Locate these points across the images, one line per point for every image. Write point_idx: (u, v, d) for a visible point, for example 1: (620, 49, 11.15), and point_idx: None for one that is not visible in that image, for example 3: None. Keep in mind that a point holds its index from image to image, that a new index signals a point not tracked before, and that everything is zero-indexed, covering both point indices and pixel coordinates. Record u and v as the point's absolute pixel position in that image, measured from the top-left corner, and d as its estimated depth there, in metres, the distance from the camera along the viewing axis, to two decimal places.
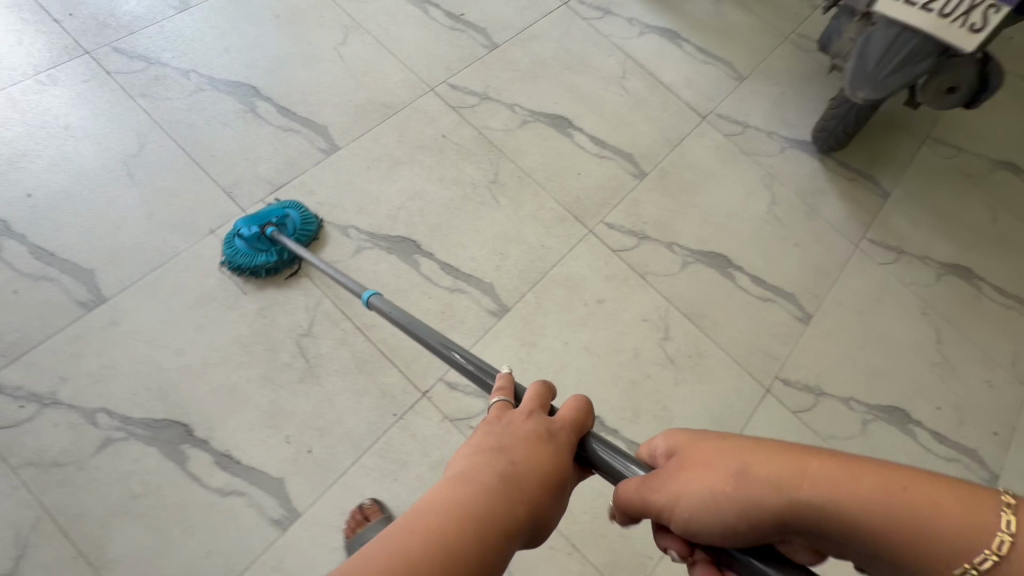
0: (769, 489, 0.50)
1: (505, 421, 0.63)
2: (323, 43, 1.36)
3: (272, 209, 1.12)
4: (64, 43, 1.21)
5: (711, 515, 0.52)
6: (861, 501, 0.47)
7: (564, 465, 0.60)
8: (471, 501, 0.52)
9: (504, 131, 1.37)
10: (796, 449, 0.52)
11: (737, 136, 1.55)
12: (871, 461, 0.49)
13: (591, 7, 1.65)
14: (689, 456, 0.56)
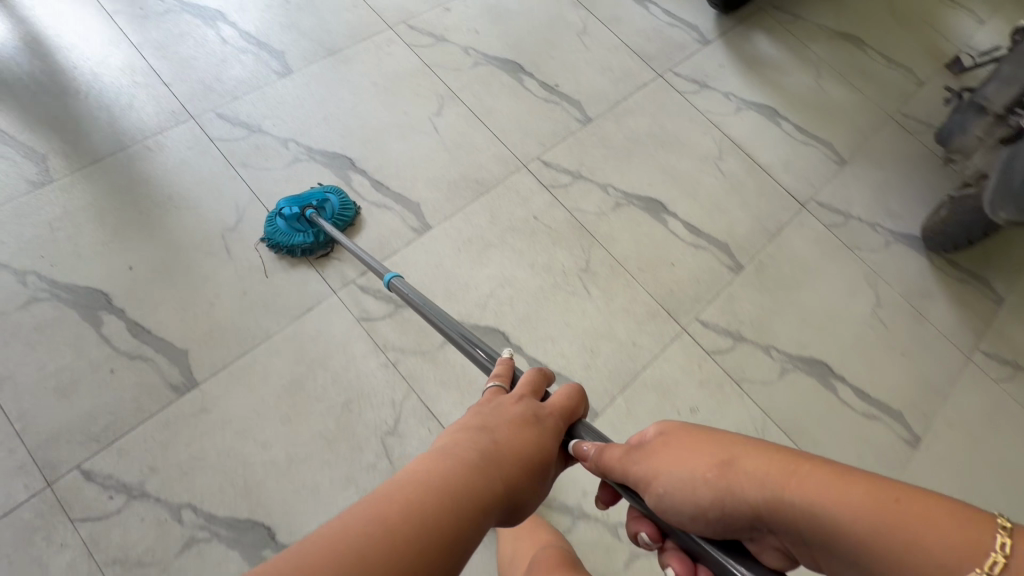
0: (750, 481, 0.57)
1: (497, 404, 0.74)
2: (418, 113, 1.34)
3: (313, 192, 1.17)
4: (172, 108, 1.23)
5: (685, 498, 0.61)
6: (846, 506, 0.51)
7: (548, 443, 0.71)
8: (456, 466, 0.60)
9: (597, 215, 1.32)
10: (786, 453, 0.57)
11: (839, 227, 1.44)
12: (867, 475, 0.52)
13: (688, 80, 1.57)
14: (677, 445, 0.64)
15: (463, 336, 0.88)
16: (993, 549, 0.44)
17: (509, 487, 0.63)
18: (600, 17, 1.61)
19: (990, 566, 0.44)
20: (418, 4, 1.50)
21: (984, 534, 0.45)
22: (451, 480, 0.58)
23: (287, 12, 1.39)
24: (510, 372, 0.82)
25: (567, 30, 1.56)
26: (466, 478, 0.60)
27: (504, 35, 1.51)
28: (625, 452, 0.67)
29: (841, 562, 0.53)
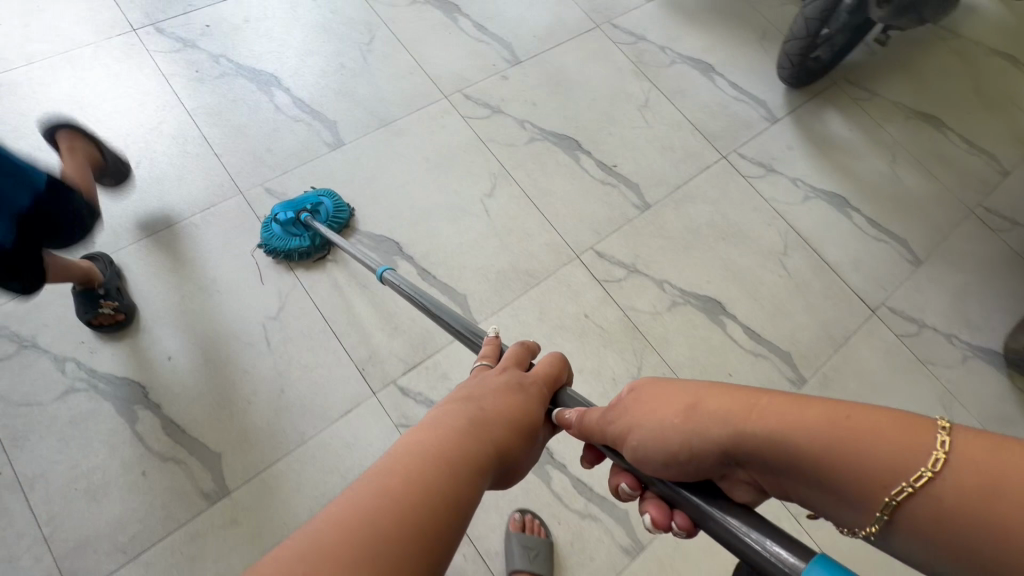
0: (716, 420, 0.55)
1: (481, 377, 0.72)
2: (469, 192, 1.29)
3: (307, 196, 1.18)
4: (220, 181, 1.18)
5: (658, 444, 0.58)
6: (804, 428, 0.49)
7: (535, 410, 0.70)
8: (450, 435, 0.58)
9: (651, 314, 1.23)
10: (745, 390, 0.55)
11: (912, 338, 1.32)
12: (820, 395, 0.51)
13: (753, 162, 1.48)
14: (644, 396, 0.62)
15: (466, 328, 0.84)
16: (933, 447, 0.44)
17: (501, 451, 0.62)
18: (663, 89, 1.53)
19: (933, 465, 0.44)
20: (475, 72, 1.43)
21: (926, 436, 0.45)
22: (447, 449, 0.56)
23: (344, 79, 1.36)
24: (496, 349, 0.81)
25: (628, 103, 1.48)
26: (460, 445, 0.58)
27: (562, 108, 1.44)
28: (600, 412, 0.65)
29: (809, 489, 0.51)
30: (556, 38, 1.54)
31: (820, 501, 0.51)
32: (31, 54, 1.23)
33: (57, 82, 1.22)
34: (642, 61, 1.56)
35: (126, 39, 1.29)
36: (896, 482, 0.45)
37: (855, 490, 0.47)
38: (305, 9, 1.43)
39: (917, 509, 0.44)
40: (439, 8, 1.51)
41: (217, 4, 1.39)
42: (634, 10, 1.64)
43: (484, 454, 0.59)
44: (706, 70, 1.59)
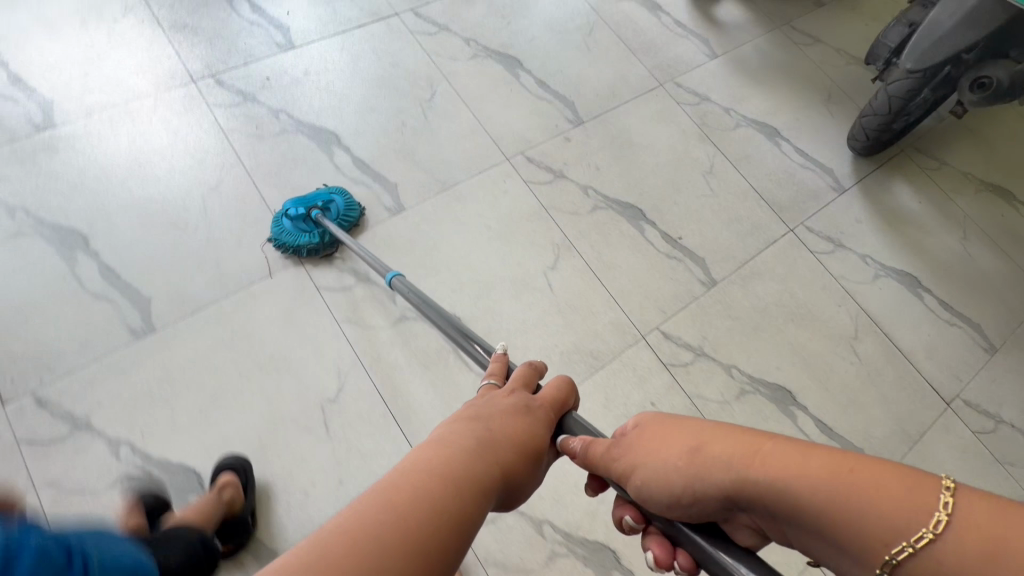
0: (720, 465, 0.53)
1: (488, 397, 0.71)
2: (531, 263, 1.23)
3: (318, 193, 1.16)
4: (281, 248, 1.14)
5: (661, 484, 0.57)
6: (806, 478, 0.48)
7: (541, 435, 0.68)
8: (457, 455, 0.57)
9: (720, 403, 1.17)
10: (750, 434, 0.54)
11: (989, 436, 1.25)
12: (825, 446, 0.49)
13: (821, 237, 1.42)
14: (650, 434, 0.61)
15: (460, 332, 0.90)
16: (936, 508, 0.43)
17: (508, 472, 0.61)
18: (728, 155, 1.48)
19: (934, 526, 0.43)
20: (537, 133, 1.39)
21: (930, 495, 0.44)
22: (455, 470, 0.55)
23: (404, 137, 1.31)
24: (503, 367, 0.80)
25: (692, 170, 1.43)
26: (467, 465, 0.57)
27: (626, 173, 1.39)
28: (603, 446, 0.64)
29: (811, 540, 0.50)
30: (619, 97, 1.49)
31: (819, 551, 0.50)
32: (90, 105, 1.19)
33: (117, 137, 1.18)
34: (706, 124, 1.51)
35: (187, 91, 1.25)
36: (897, 541, 0.44)
37: (855, 545, 0.46)
38: (365, 61, 1.38)
39: (916, 571, 0.43)
40: (501, 62, 1.46)
41: (278, 54, 1.34)
42: (697, 67, 1.59)
43: (491, 476, 0.58)
44: (772, 135, 1.54)
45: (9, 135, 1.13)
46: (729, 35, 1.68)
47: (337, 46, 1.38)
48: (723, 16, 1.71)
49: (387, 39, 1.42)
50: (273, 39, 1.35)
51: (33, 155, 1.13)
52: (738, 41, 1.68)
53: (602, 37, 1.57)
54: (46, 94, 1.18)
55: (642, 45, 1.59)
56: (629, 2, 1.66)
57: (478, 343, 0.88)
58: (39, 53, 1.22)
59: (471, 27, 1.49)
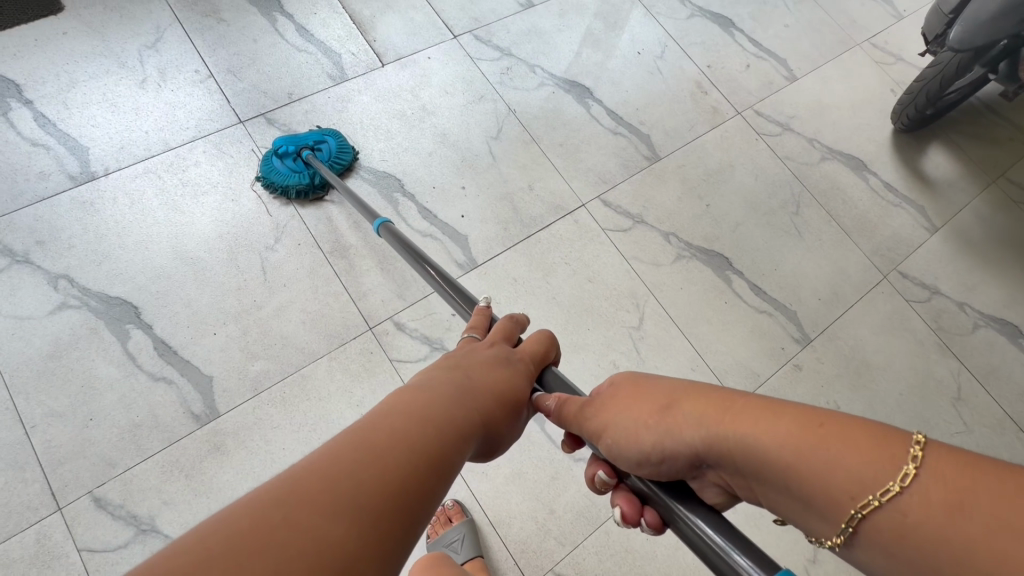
0: (686, 421, 0.46)
1: (467, 347, 0.61)
2: (790, 558, 1.00)
3: (310, 133, 1.13)
4: (508, 573, 0.91)
5: (630, 445, 0.50)
6: (770, 435, 0.41)
7: (520, 388, 0.58)
8: (433, 397, 0.49)
9: None
10: (723, 388, 0.47)
11: None
12: (795, 401, 0.42)
13: None
14: (619, 392, 0.54)
15: (411, 254, 0.83)
16: (904, 461, 0.36)
17: (487, 422, 0.52)
18: (974, 369, 1.24)
19: (901, 479, 0.36)
20: (762, 362, 1.15)
21: (898, 446, 0.37)
22: (428, 411, 0.47)
23: None
24: (485, 320, 0.68)
25: (940, 394, 1.20)
26: (437, 407, 0.48)
27: (869, 410, 1.16)
28: (578, 403, 0.56)
29: (774, 493, 0.42)
30: (843, 300, 1.25)
31: (783, 508, 0.43)
32: (257, 377, 0.96)
33: (294, 423, 0.94)
34: (942, 326, 1.27)
35: (364, 344, 1.01)
36: (864, 495, 0.37)
37: (821, 498, 0.39)
38: (559, 276, 1.14)
39: (882, 528, 0.36)
40: (708, 262, 1.22)
41: (459, 277, 1.10)
42: (918, 247, 1.35)
43: (470, 422, 0.50)
44: (1014, 335, 1.30)
45: (167, 437, 0.90)
46: (943, 197, 1.44)
47: (524, 258, 1.14)
48: (931, 170, 1.46)
49: (578, 243, 1.18)
50: (452, 257, 1.11)
51: (198, 461, 0.89)
52: (954, 204, 1.43)
53: (811, 214, 1.33)
54: (203, 367, 0.95)
55: (855, 222, 1.34)
56: (832, 161, 1.41)
57: (456, 289, 0.75)
58: (189, 307, 0.98)
59: (668, 214, 1.25)
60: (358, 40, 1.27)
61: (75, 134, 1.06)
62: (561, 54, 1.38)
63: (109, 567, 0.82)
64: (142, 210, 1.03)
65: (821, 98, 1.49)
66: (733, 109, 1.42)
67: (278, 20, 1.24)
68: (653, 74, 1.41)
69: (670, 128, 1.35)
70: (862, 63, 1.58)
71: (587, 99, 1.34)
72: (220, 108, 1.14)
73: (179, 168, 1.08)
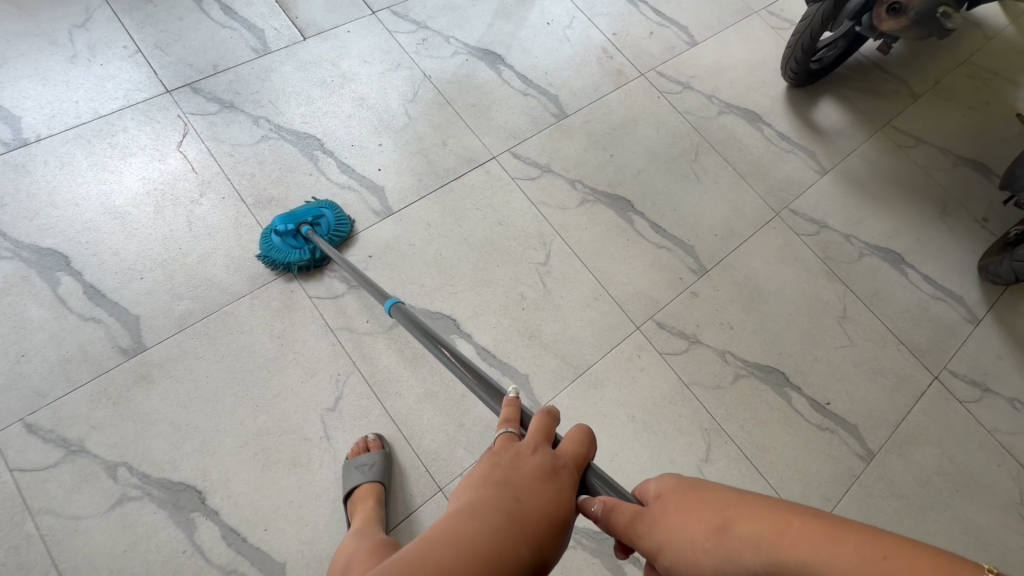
0: (747, 547, 0.40)
1: (511, 452, 0.55)
2: (682, 458, 1.09)
3: (308, 208, 1.14)
4: (418, 478, 1.00)
5: (688, 570, 0.43)
6: (840, 572, 0.34)
7: (568, 506, 0.52)
8: (477, 539, 0.43)
9: None
10: (781, 506, 0.40)
11: None
12: (866, 524, 0.36)
13: (967, 382, 1.30)
14: (672, 505, 0.47)
15: (425, 335, 0.86)
16: None
17: (537, 561, 0.46)
18: (858, 292, 1.36)
19: None
20: (661, 291, 1.26)
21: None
22: (477, 558, 0.42)
23: (527, 314, 1.17)
24: (517, 412, 0.63)
25: (827, 315, 1.32)
26: (484, 541, 0.44)
27: (761, 330, 1.27)
28: (627, 515, 0.49)
29: None
30: (738, 235, 1.37)
31: None
32: (182, 315, 1.04)
33: (217, 353, 1.02)
34: (830, 256, 1.39)
35: (285, 285, 1.10)
36: None
37: None
38: (471, 221, 1.24)
39: None
40: (611, 205, 1.33)
41: (374, 223, 1.20)
42: (809, 188, 1.48)
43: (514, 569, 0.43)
44: (897, 262, 1.42)
45: (96, 369, 0.97)
46: (834, 145, 1.57)
47: (436, 206, 1.24)
48: (822, 121, 1.60)
49: (488, 191, 1.28)
50: (369, 207, 1.21)
51: (126, 389, 0.97)
52: (843, 150, 1.57)
53: (709, 162, 1.45)
54: (129, 307, 1.03)
55: (750, 167, 1.47)
56: (729, 114, 1.53)
57: (481, 379, 0.74)
58: (116, 255, 1.06)
59: (574, 164, 1.36)
60: (280, 17, 1.37)
61: (8, 106, 1.14)
62: (474, 26, 1.50)
63: (40, 484, 0.89)
64: (73, 172, 1.11)
65: (719, 60, 1.62)
66: (637, 72, 1.54)
67: (204, 0, 1.34)
68: (562, 42, 1.53)
69: (577, 89, 1.47)
70: (758, 29, 1.72)
71: (500, 65, 1.45)
72: (148, 79, 1.23)
73: (108, 134, 1.16)
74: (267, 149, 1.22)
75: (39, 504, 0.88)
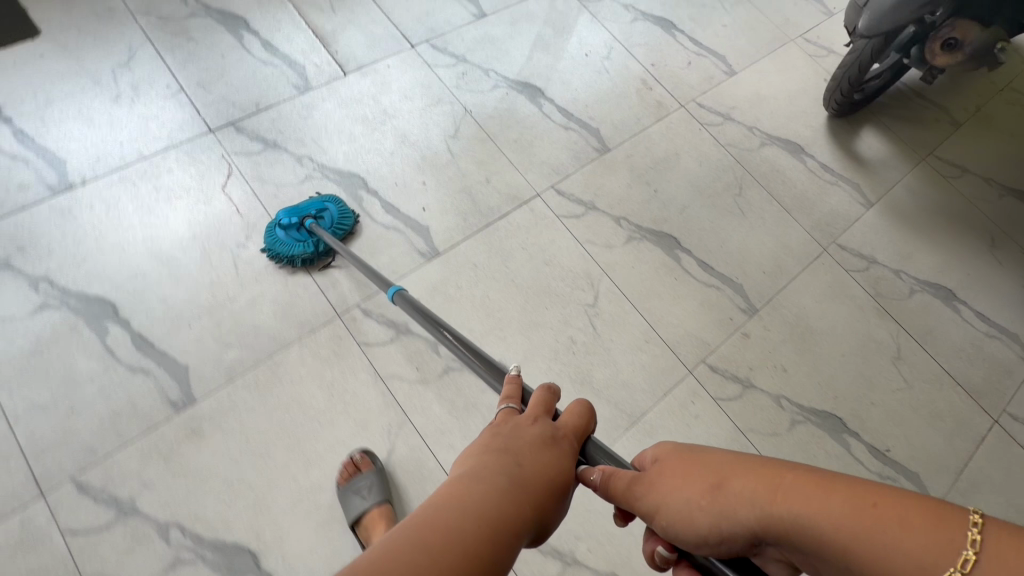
0: (743, 503, 0.51)
1: (512, 423, 0.62)
2: None
3: (312, 202, 1.15)
4: None
5: (689, 521, 0.54)
6: (827, 518, 0.47)
7: (566, 471, 0.59)
8: (485, 501, 0.50)
9: None
10: (774, 468, 0.52)
11: None
12: (842, 477, 0.48)
13: None
14: (671, 470, 0.57)
15: (427, 320, 0.88)
16: (960, 544, 0.42)
17: (538, 516, 0.54)
18: (911, 330, 1.33)
19: (961, 564, 0.41)
20: (711, 332, 1.23)
21: (949, 531, 0.43)
22: (483, 516, 0.49)
23: (577, 358, 1.15)
24: (519, 389, 0.69)
25: (880, 355, 1.28)
26: (491, 501, 0.51)
27: (815, 372, 1.24)
28: (626, 480, 0.59)
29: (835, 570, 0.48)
30: (786, 272, 1.34)
31: None
32: (231, 365, 1.01)
33: (267, 405, 1.00)
34: (881, 293, 1.36)
35: (332, 331, 1.08)
36: None
37: None
38: (517, 261, 1.22)
39: None
40: (657, 243, 1.31)
41: (420, 265, 1.17)
42: (855, 221, 1.45)
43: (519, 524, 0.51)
44: (948, 298, 1.39)
45: (146, 424, 0.95)
46: (878, 176, 1.54)
47: (482, 246, 1.22)
48: (864, 151, 1.57)
49: (533, 229, 1.26)
50: (415, 248, 1.19)
51: (176, 445, 0.94)
52: (887, 181, 1.54)
53: (754, 196, 1.42)
54: (178, 357, 1.00)
55: (795, 201, 1.44)
56: (771, 146, 1.51)
57: (480, 359, 0.79)
58: (163, 302, 1.04)
59: (618, 201, 1.34)
60: (320, 52, 1.36)
61: (54, 148, 1.13)
62: (512, 58, 1.48)
63: (92, 547, 0.86)
64: (118, 216, 1.10)
65: (758, 90, 1.60)
66: (677, 103, 1.52)
67: (244, 37, 1.33)
68: (601, 73, 1.51)
69: (618, 122, 1.45)
70: (796, 57, 1.70)
71: (539, 99, 1.43)
72: (191, 119, 1.21)
73: (152, 175, 1.15)
74: (311, 188, 1.20)
75: (92, 568, 0.85)
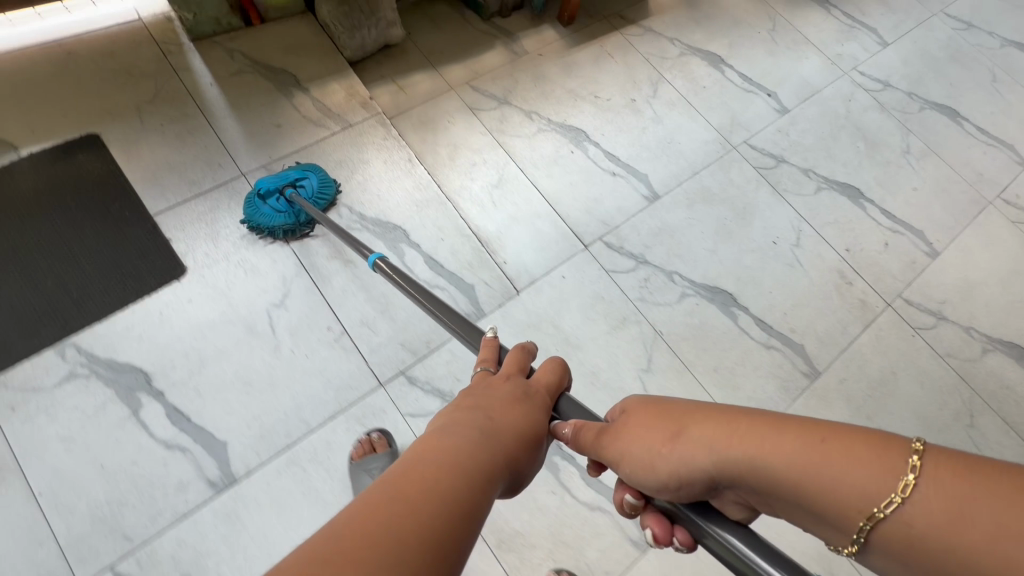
0: (697, 447, 0.46)
1: (484, 383, 0.57)
2: None
3: (291, 170, 1.13)
4: None
5: (648, 469, 0.49)
6: (780, 455, 0.42)
7: (541, 424, 0.54)
8: (457, 443, 0.45)
9: None
10: (733, 410, 0.46)
11: None
12: (796, 416, 0.43)
13: None
14: (633, 419, 0.52)
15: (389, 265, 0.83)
16: (903, 471, 0.37)
17: (513, 462, 0.48)
18: None
19: (901, 490, 0.37)
20: None
21: (895, 458, 0.38)
22: (459, 458, 0.43)
23: None
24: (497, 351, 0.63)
25: None
26: (469, 446, 0.45)
27: None
28: (594, 432, 0.54)
29: (791, 510, 0.43)
30: None
31: (799, 518, 0.43)
32: None
33: None
34: None
35: None
36: (869, 506, 0.38)
37: (831, 512, 0.40)
38: None
39: (889, 535, 0.38)
40: None
41: (636, 561, 0.97)
42: None
43: (498, 464, 0.46)
44: None
45: None
46: None
47: None
48: None
49: None
50: (626, 534, 0.99)
51: None
52: None
53: (988, 425, 1.21)
54: None
55: None
56: (994, 352, 1.29)
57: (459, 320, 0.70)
58: None
59: None
60: (489, 264, 1.18)
61: (211, 426, 0.96)
62: (697, 255, 1.28)
63: None
64: (292, 517, 0.92)
65: (968, 276, 1.38)
66: (882, 300, 1.31)
67: (405, 252, 1.15)
68: (794, 267, 1.31)
69: (823, 332, 1.24)
70: (1000, 226, 1.47)
71: (733, 307, 1.23)
72: (359, 371, 1.04)
73: (322, 455, 0.97)
74: None
75: None
